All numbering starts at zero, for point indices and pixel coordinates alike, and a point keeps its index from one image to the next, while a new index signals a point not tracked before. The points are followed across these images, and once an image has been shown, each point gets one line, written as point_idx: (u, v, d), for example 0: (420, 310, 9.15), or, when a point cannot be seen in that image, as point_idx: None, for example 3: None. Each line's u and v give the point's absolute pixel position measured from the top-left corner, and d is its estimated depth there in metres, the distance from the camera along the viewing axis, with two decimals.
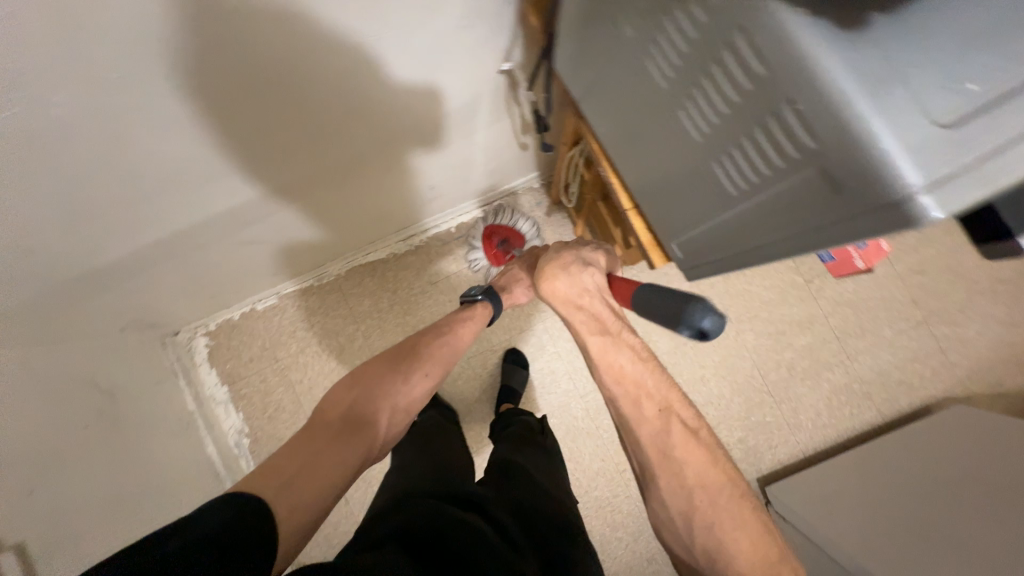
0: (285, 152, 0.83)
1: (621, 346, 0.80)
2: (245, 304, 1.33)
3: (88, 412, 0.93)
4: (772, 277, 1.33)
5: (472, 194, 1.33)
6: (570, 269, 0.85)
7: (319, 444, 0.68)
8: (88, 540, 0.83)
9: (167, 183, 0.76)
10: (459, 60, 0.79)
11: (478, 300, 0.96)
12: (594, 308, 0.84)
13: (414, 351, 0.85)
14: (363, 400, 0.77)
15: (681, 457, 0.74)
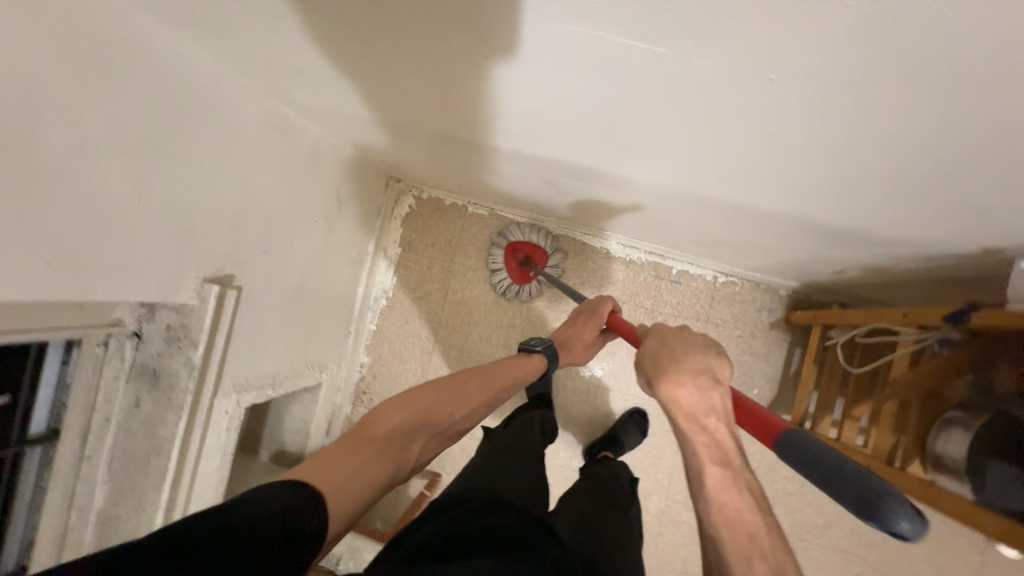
0: (541, 130, 0.69)
1: (740, 486, 0.49)
2: (461, 198, 1.33)
3: (316, 208, 1.02)
4: (941, 559, 1.11)
5: (724, 262, 1.17)
6: (699, 379, 0.58)
7: (364, 455, 0.56)
8: (246, 325, 0.87)
9: (420, 101, 0.70)
10: (862, 189, 0.58)
11: (534, 352, 0.88)
12: (722, 434, 0.54)
13: (466, 390, 0.73)
14: (411, 424, 0.63)
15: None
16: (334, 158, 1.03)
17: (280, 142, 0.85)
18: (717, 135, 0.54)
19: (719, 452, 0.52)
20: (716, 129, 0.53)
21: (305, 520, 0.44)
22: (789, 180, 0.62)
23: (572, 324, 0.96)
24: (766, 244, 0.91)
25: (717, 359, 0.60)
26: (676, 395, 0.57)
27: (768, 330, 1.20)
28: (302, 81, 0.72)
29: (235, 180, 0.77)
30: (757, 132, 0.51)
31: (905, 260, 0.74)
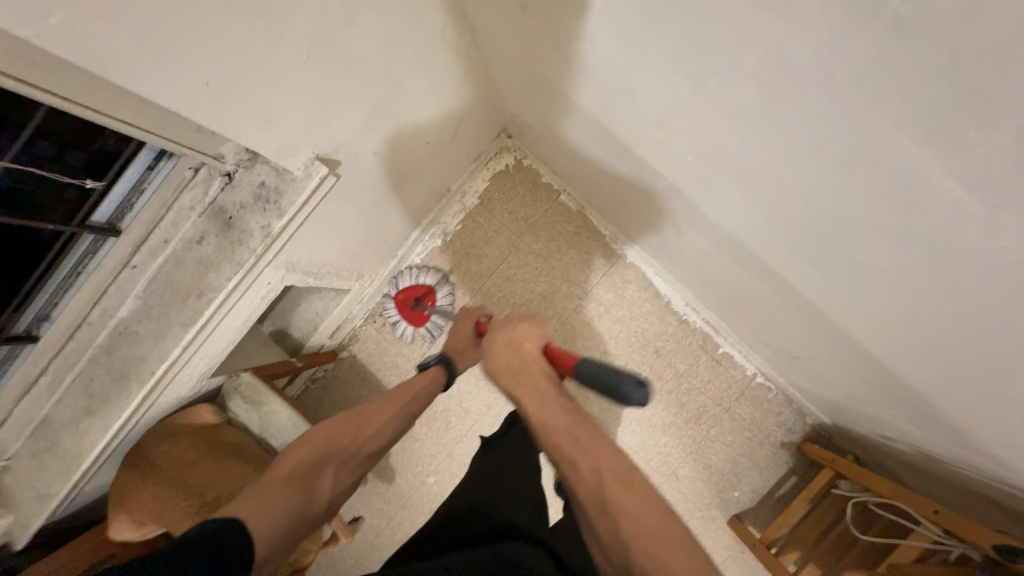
0: (705, 187, 0.65)
1: (555, 409, 0.57)
2: (559, 182, 1.28)
3: (433, 132, 0.97)
4: None
5: (773, 367, 1.14)
6: (510, 341, 0.66)
7: (263, 496, 0.61)
8: (324, 211, 0.84)
9: (604, 95, 0.65)
10: (980, 408, 0.56)
11: (417, 373, 0.78)
12: (539, 382, 0.61)
13: (366, 413, 0.72)
14: (308, 463, 0.66)
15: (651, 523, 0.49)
16: (470, 91, 0.98)
17: (440, 58, 0.81)
18: (891, 289, 0.51)
19: (539, 399, 0.59)
20: (893, 285, 0.50)
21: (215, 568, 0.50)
22: (915, 359, 0.59)
23: (448, 331, 0.81)
24: (835, 384, 0.88)
25: (526, 323, 0.68)
26: (492, 359, 0.65)
27: (777, 447, 1.19)
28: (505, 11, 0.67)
29: (385, 79, 0.73)
30: (928, 311, 0.49)
31: (959, 469, 0.72)
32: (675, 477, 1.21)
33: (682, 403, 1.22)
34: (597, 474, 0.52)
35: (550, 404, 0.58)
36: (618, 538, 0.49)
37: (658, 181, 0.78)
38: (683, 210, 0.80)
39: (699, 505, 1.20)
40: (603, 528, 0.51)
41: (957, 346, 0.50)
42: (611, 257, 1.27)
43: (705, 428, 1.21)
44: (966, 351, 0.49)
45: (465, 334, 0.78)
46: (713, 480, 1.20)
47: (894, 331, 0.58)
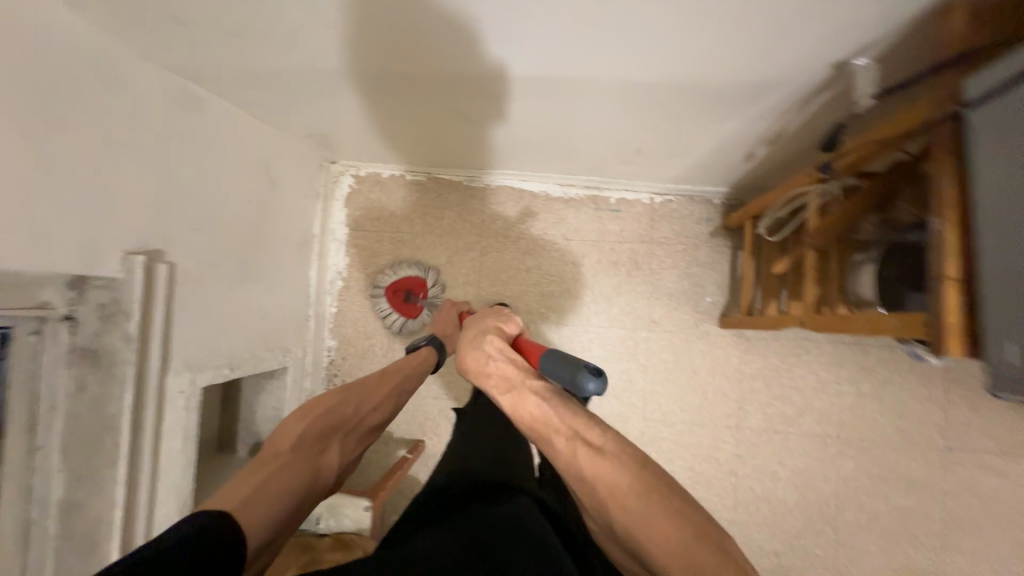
0: (426, 57, 0.71)
1: (524, 394, 0.55)
2: (397, 168, 1.34)
3: (251, 189, 1.03)
4: (908, 422, 1.12)
5: (656, 181, 1.20)
6: (474, 336, 0.65)
7: (270, 468, 0.55)
8: (187, 304, 0.88)
9: (305, 44, 0.70)
10: (718, 61, 0.62)
11: (420, 344, 0.93)
12: (503, 367, 0.59)
13: (367, 387, 0.74)
14: (316, 429, 0.62)
15: (589, 473, 0.46)
16: (258, 137, 1.04)
17: (193, 120, 0.86)
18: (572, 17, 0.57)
19: (503, 381, 0.58)
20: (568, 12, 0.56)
21: (225, 542, 0.44)
22: (654, 66, 0.65)
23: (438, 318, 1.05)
24: (680, 145, 0.93)
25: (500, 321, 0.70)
26: (465, 363, 0.64)
27: (709, 239, 1.23)
28: (200, 50, 0.73)
29: (150, 160, 0.77)
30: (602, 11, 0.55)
31: (793, 130, 0.78)
32: (654, 323, 1.24)
33: (616, 261, 1.26)
34: (568, 444, 0.48)
35: (517, 387, 0.56)
36: (578, 476, 0.47)
37: (416, 91, 0.84)
38: (456, 100, 0.86)
39: (688, 330, 1.22)
40: (596, 484, 0.45)
41: (645, 20, 0.56)
42: (480, 193, 1.32)
43: (647, 267, 1.25)
44: (650, 19, 0.55)
45: (451, 319, 1.02)
46: (684, 302, 1.23)
47: (623, 56, 0.64)
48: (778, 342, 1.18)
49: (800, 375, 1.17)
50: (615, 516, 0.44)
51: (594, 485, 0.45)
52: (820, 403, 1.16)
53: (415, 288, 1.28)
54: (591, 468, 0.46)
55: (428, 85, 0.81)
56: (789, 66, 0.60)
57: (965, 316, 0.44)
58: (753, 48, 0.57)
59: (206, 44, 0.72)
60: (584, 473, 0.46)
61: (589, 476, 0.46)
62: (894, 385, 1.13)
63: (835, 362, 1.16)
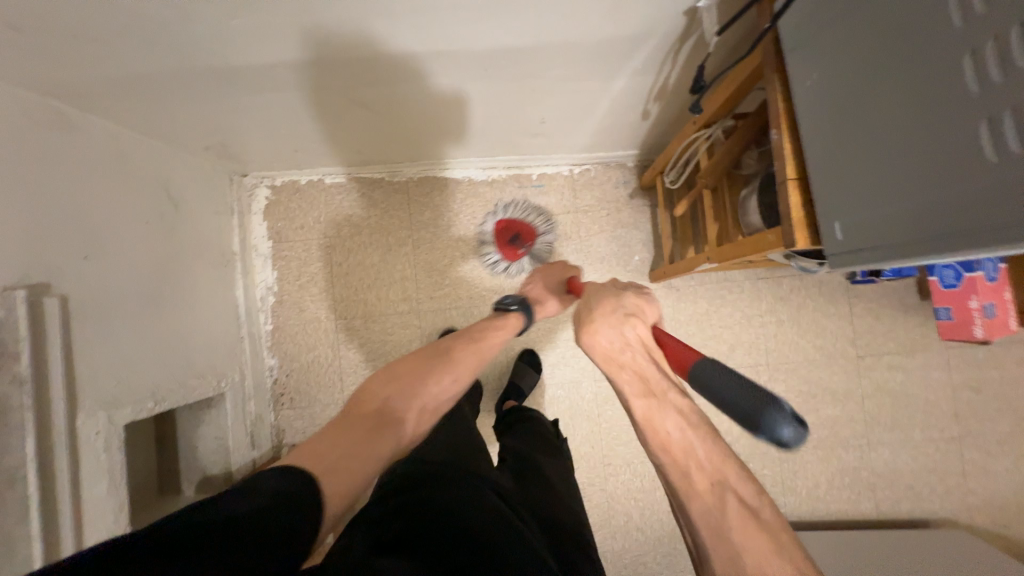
0: (310, 41, 0.69)
1: (670, 408, 0.53)
2: (314, 173, 1.30)
3: (149, 210, 0.97)
4: (824, 339, 1.24)
5: (571, 151, 1.25)
6: (612, 318, 0.62)
7: (359, 431, 0.58)
8: (89, 337, 0.81)
9: (173, 39, 0.67)
10: (583, 18, 0.65)
11: (511, 309, 0.88)
12: (641, 364, 0.58)
13: (449, 353, 0.73)
14: (399, 395, 0.65)
15: (737, 535, 0.46)
16: (147, 154, 0.98)
17: (62, 141, 0.79)
18: None
19: (639, 383, 0.56)
20: None
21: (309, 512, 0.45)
22: (530, 29, 0.68)
23: (535, 281, 0.98)
24: (581, 110, 0.97)
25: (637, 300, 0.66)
26: (592, 341, 0.60)
27: (629, 201, 1.30)
28: (54, 60, 0.68)
29: (17, 188, 0.71)
30: None
31: (673, 82, 0.84)
32: None
33: (547, 235, 1.30)
34: (720, 496, 0.48)
35: (659, 393, 0.54)
36: (721, 536, 0.46)
37: (324, 80, 0.82)
38: (354, 87, 0.85)
39: None
40: (741, 544, 0.45)
41: None
42: (404, 188, 1.32)
43: (577, 236, 1.30)
44: None
45: (551, 283, 0.96)
46: (616, 264, 1.29)
47: (497, 20, 0.66)
48: (703, 287, 1.27)
49: (728, 314, 1.26)
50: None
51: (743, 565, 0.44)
52: (749, 336, 1.25)
53: (521, 231, 1.27)
54: (748, 542, 0.45)
55: (320, 74, 0.79)
56: (645, 17, 0.65)
57: (808, 207, 0.54)
58: (609, 2, 0.61)
59: (60, 54, 0.67)
60: (731, 534, 0.46)
61: (734, 537, 0.46)
62: (808, 308, 1.24)
63: (755, 296, 1.25)
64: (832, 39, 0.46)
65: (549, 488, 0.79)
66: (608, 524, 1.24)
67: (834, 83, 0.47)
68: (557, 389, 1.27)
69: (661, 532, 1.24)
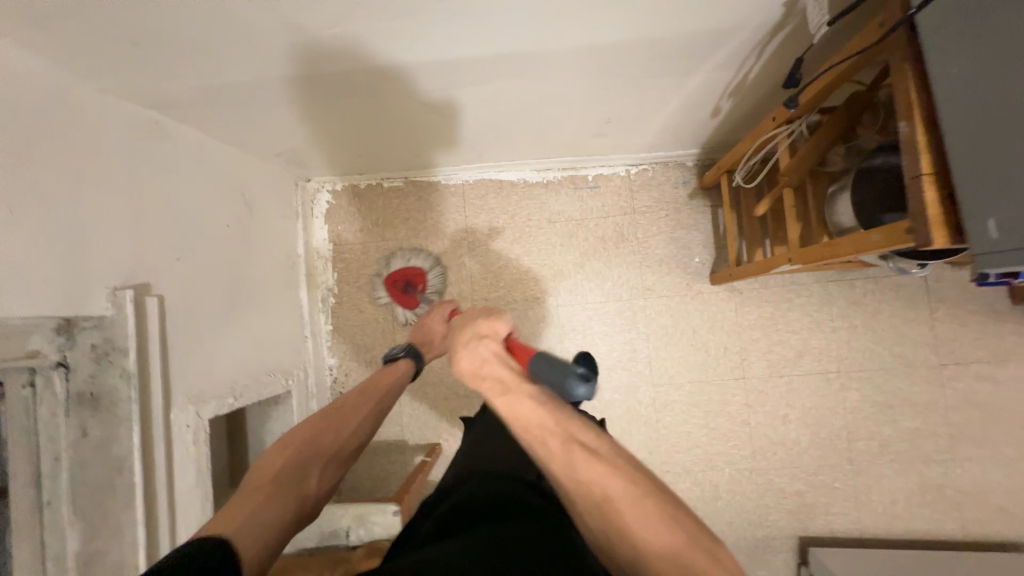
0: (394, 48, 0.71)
1: (521, 399, 0.51)
2: (372, 177, 1.34)
3: (228, 214, 1.02)
4: (902, 346, 1.17)
5: (629, 151, 1.23)
6: (466, 340, 0.57)
7: (252, 503, 0.58)
8: (182, 334, 0.86)
9: (268, 52, 0.70)
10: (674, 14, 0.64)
11: (398, 357, 0.90)
12: (499, 369, 0.54)
13: (345, 411, 0.74)
14: (295, 459, 0.65)
15: (587, 479, 0.46)
16: (228, 161, 1.03)
17: (159, 149, 0.84)
18: None
19: (500, 387, 0.52)
20: None
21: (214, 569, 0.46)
22: (614, 26, 0.67)
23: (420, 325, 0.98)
24: (650, 109, 0.96)
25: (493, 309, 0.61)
26: (460, 364, 0.55)
27: (688, 201, 1.27)
28: (163, 74, 0.72)
29: (121, 193, 0.75)
30: None
31: (753, 78, 0.82)
32: (649, 290, 1.26)
33: (602, 236, 1.28)
34: (569, 448, 0.47)
35: (512, 390, 0.51)
36: (576, 482, 0.46)
37: (334, 92, 0.84)
38: (411, 92, 0.86)
39: (683, 292, 1.25)
40: (592, 483, 0.45)
41: None
42: (459, 190, 1.33)
43: (634, 237, 1.28)
44: None
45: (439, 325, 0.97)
46: (674, 266, 1.26)
47: (582, 20, 0.66)
48: (768, 290, 1.22)
49: (795, 318, 1.20)
50: (622, 532, 0.44)
51: (593, 490, 0.45)
52: (818, 341, 1.19)
53: (412, 278, 1.26)
54: (597, 474, 0.46)
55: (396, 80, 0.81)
56: (740, 11, 0.63)
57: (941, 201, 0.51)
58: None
59: (169, 67, 0.71)
60: (581, 478, 0.46)
61: (588, 481, 0.46)
62: (883, 313, 1.18)
63: (825, 299, 1.20)
64: (991, 26, 0.45)
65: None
66: None
67: (987, 73, 0.45)
68: (614, 394, 1.25)
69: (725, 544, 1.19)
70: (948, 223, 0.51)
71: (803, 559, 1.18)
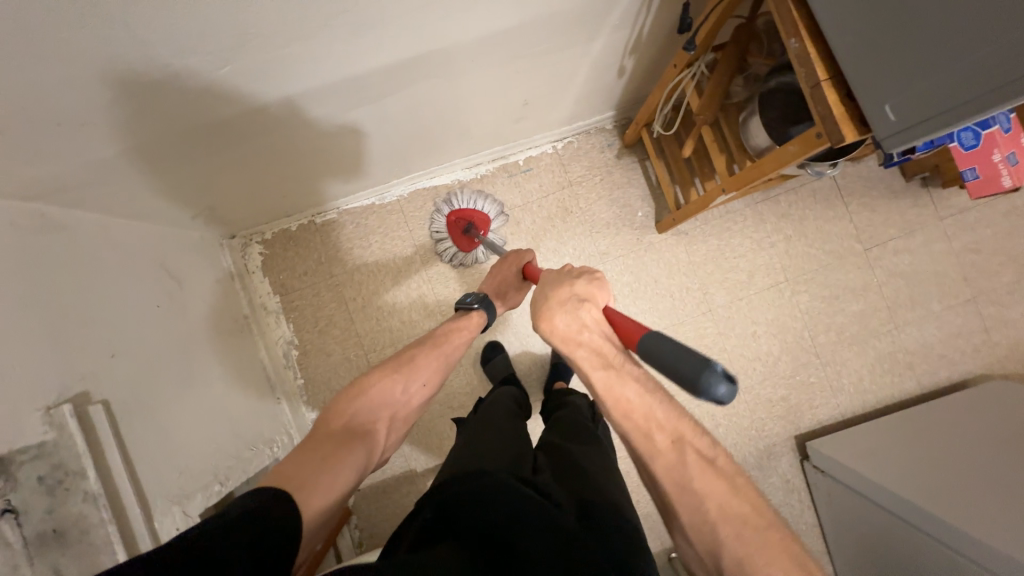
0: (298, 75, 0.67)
1: (625, 381, 0.57)
2: (303, 216, 1.27)
3: (157, 292, 0.93)
4: (833, 243, 1.30)
5: (551, 128, 1.25)
6: (566, 304, 0.62)
7: (329, 445, 0.63)
8: (143, 434, 0.78)
9: (159, 110, 0.64)
10: None
11: (473, 308, 0.90)
12: (599, 342, 0.60)
13: (413, 362, 0.79)
14: (362, 410, 0.71)
15: (700, 488, 0.52)
16: (139, 238, 0.93)
17: (54, 242, 0.74)
18: None
19: (599, 359, 0.59)
20: None
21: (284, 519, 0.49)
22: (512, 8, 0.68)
23: (494, 274, 0.96)
24: (562, 82, 0.98)
25: (587, 285, 0.64)
26: (552, 326, 0.61)
27: (617, 162, 1.32)
28: (33, 158, 0.63)
29: (26, 303, 0.66)
30: None
31: (647, 32, 0.86)
32: (605, 254, 1.30)
33: (549, 215, 1.31)
34: (681, 449, 0.54)
35: (621, 375, 0.57)
36: (685, 482, 0.52)
37: (240, 137, 0.79)
38: (311, 124, 0.83)
39: (636, 248, 1.30)
40: (703, 484, 0.52)
41: None
42: (396, 207, 1.30)
43: (577, 208, 1.31)
44: None
45: (509, 276, 0.94)
46: (622, 225, 1.31)
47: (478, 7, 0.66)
48: (709, 225, 1.30)
49: (739, 243, 1.30)
50: (721, 531, 0.50)
51: (704, 496, 0.52)
52: (763, 259, 1.29)
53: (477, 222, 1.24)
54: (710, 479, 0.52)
55: (307, 110, 0.78)
56: None
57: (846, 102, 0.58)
58: None
59: (38, 150, 0.62)
60: (690, 479, 0.52)
61: (698, 485, 0.52)
62: (809, 218, 1.30)
63: (759, 220, 1.30)
64: None
65: (587, 470, 0.72)
66: None
67: None
68: None
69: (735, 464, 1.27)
70: (854, 119, 0.58)
71: (802, 454, 1.29)
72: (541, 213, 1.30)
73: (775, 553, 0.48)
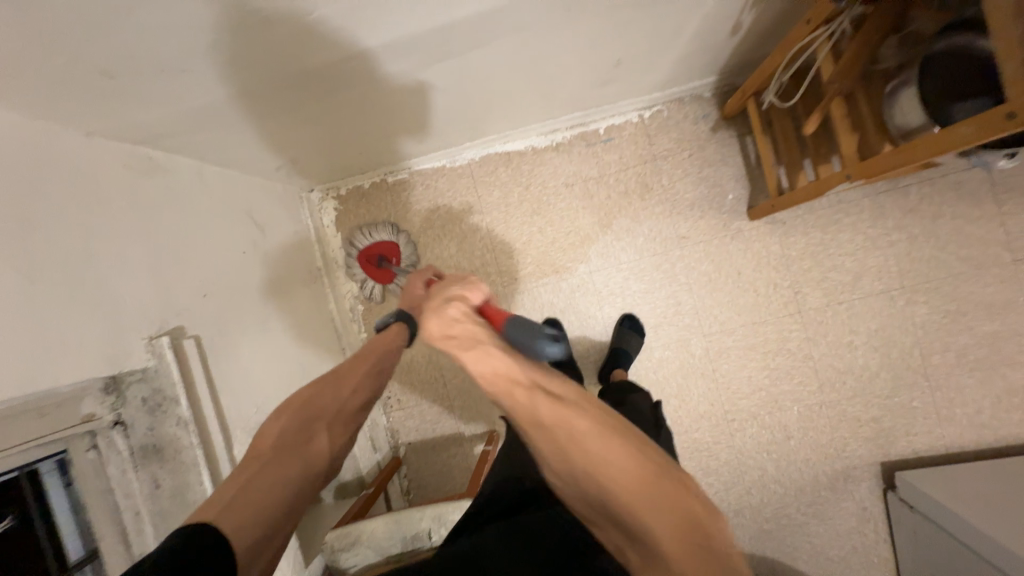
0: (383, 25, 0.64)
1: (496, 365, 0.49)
2: (376, 174, 1.29)
3: (245, 238, 0.99)
4: (972, 248, 1.08)
5: (640, 94, 1.13)
6: (434, 307, 0.55)
7: (255, 467, 0.59)
8: (228, 369, 0.85)
9: (251, 59, 0.64)
10: None
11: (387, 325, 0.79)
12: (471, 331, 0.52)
13: (341, 373, 0.72)
14: (295, 423, 0.65)
15: (582, 459, 0.44)
16: (231, 187, 0.99)
17: (161, 185, 0.80)
18: None
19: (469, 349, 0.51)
20: None
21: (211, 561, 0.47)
22: None
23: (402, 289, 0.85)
24: (663, 39, 0.87)
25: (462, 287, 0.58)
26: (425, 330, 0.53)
27: (712, 136, 1.17)
28: (144, 104, 0.67)
29: (136, 240, 0.72)
30: None
31: None
32: (684, 239, 1.19)
33: (626, 190, 1.21)
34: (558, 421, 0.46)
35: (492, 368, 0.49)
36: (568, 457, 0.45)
37: (325, 89, 0.79)
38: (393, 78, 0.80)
39: (720, 233, 1.17)
40: (588, 455, 0.44)
41: None
42: (467, 170, 1.26)
43: (658, 184, 1.19)
44: None
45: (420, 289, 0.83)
46: (707, 207, 1.18)
47: None
48: (813, 215, 1.13)
49: (848, 238, 1.12)
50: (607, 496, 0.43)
51: (592, 468, 0.43)
52: (875, 259, 1.11)
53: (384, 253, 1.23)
54: (595, 447, 0.43)
55: (391, 63, 0.75)
56: None
57: None
58: None
59: (148, 96, 0.66)
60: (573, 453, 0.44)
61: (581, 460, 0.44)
62: (945, 216, 1.08)
63: (879, 213, 1.11)
64: None
65: None
66: (742, 481, 1.18)
67: None
68: (665, 350, 1.20)
69: (802, 480, 1.16)
70: None
71: (888, 483, 1.14)
72: (617, 187, 1.21)
73: (664, 498, 0.42)
